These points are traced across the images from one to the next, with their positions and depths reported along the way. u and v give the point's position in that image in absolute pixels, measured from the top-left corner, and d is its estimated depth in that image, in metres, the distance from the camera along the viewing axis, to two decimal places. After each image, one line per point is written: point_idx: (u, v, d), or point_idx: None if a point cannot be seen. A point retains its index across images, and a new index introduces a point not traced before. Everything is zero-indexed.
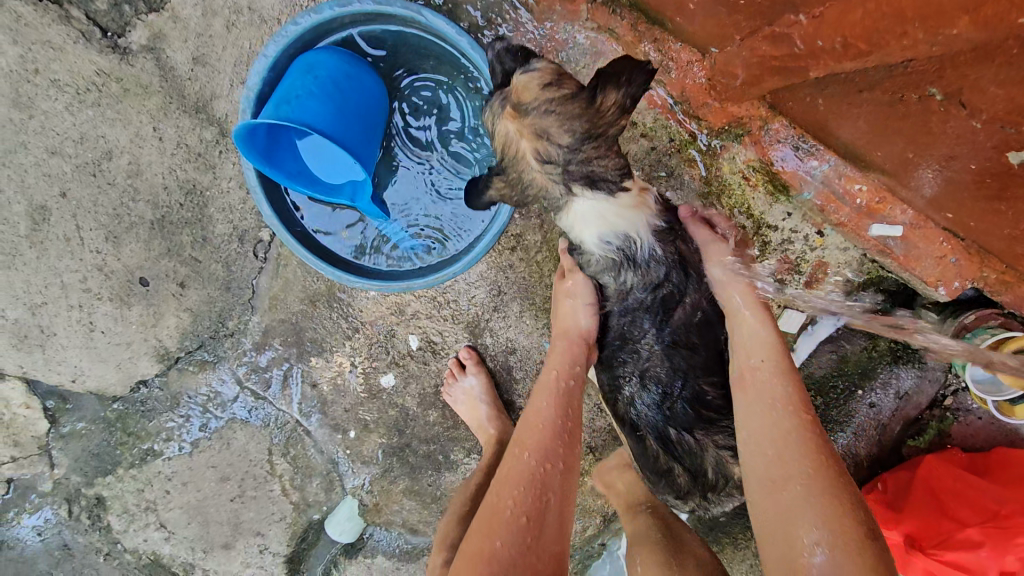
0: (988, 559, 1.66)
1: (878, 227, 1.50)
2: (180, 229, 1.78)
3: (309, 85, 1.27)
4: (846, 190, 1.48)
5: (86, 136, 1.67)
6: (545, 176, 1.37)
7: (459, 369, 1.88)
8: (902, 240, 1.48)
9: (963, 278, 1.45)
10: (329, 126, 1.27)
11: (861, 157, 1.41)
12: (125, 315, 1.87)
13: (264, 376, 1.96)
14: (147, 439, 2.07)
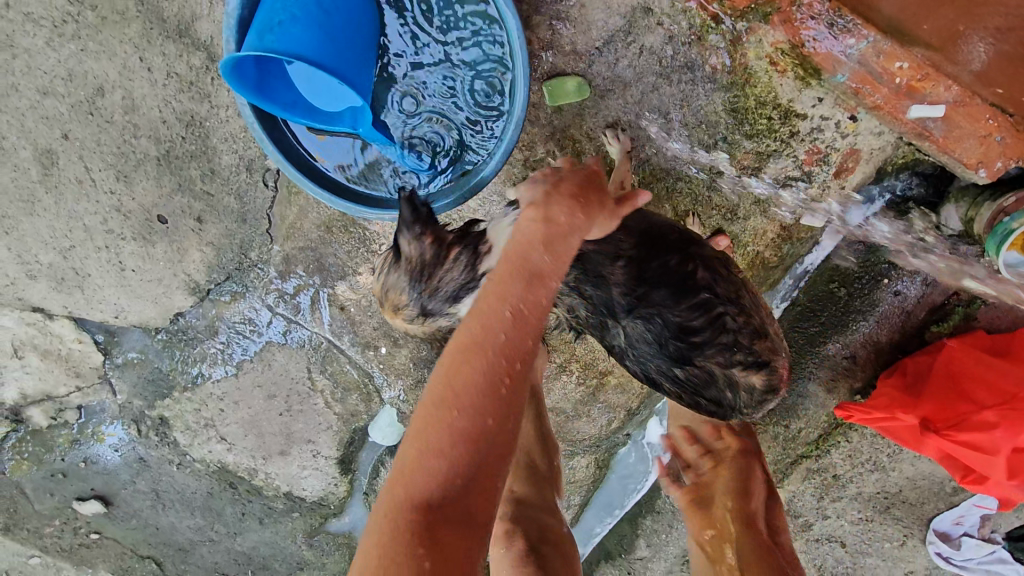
0: (1002, 439, 1.68)
1: (918, 108, 1.40)
2: (187, 163, 1.75)
3: (294, 8, 1.18)
4: (885, 69, 1.37)
5: (74, 73, 1.60)
6: (431, 326, 1.52)
7: None
8: (943, 121, 1.41)
9: (1006, 158, 1.42)
10: (317, 52, 1.20)
11: (904, 34, 1.33)
12: (151, 253, 1.92)
13: (294, 302, 2.03)
14: (194, 364, 2.21)
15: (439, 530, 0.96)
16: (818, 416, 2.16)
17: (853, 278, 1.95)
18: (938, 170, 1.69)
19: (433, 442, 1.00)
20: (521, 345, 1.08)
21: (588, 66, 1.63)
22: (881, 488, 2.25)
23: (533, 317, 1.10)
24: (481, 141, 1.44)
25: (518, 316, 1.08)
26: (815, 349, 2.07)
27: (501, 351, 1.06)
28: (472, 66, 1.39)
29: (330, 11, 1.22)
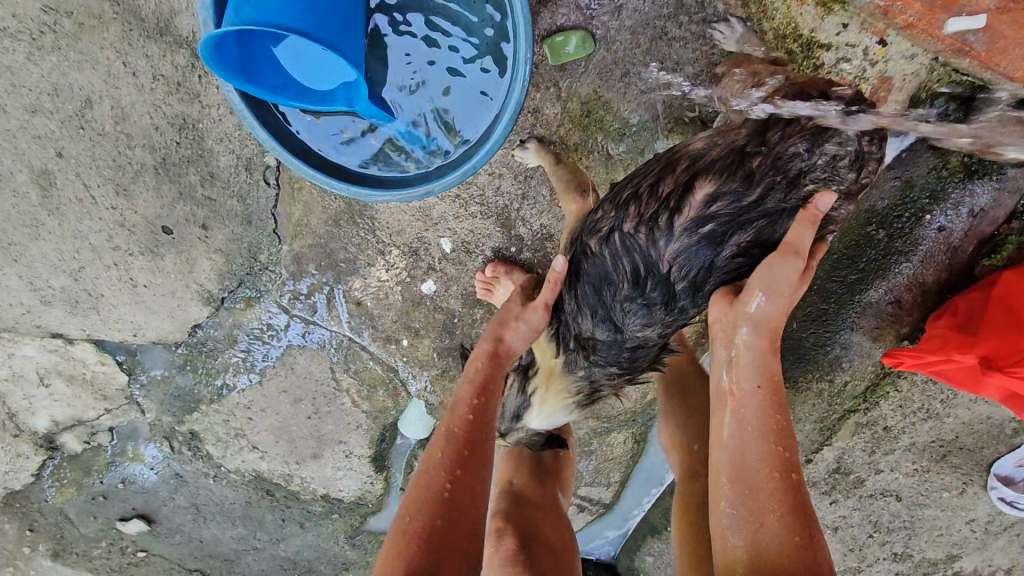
0: None
1: (955, 21, 1.28)
2: (185, 169, 1.70)
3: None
4: None
5: (59, 87, 1.55)
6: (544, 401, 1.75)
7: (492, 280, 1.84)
8: (985, 32, 1.29)
9: None
10: (299, 21, 1.12)
11: None
12: (160, 266, 1.88)
13: (309, 302, 1.97)
14: (218, 375, 2.18)
15: (440, 543, 1.22)
16: (863, 368, 2.06)
17: (893, 219, 1.86)
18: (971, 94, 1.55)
19: (427, 488, 1.30)
20: (472, 451, 1.37)
21: (588, 19, 1.52)
22: (936, 436, 2.14)
23: (477, 426, 1.41)
24: (483, 105, 1.36)
25: (466, 430, 1.40)
26: (854, 298, 1.98)
27: (457, 458, 1.34)
28: (463, 15, 1.32)
29: None
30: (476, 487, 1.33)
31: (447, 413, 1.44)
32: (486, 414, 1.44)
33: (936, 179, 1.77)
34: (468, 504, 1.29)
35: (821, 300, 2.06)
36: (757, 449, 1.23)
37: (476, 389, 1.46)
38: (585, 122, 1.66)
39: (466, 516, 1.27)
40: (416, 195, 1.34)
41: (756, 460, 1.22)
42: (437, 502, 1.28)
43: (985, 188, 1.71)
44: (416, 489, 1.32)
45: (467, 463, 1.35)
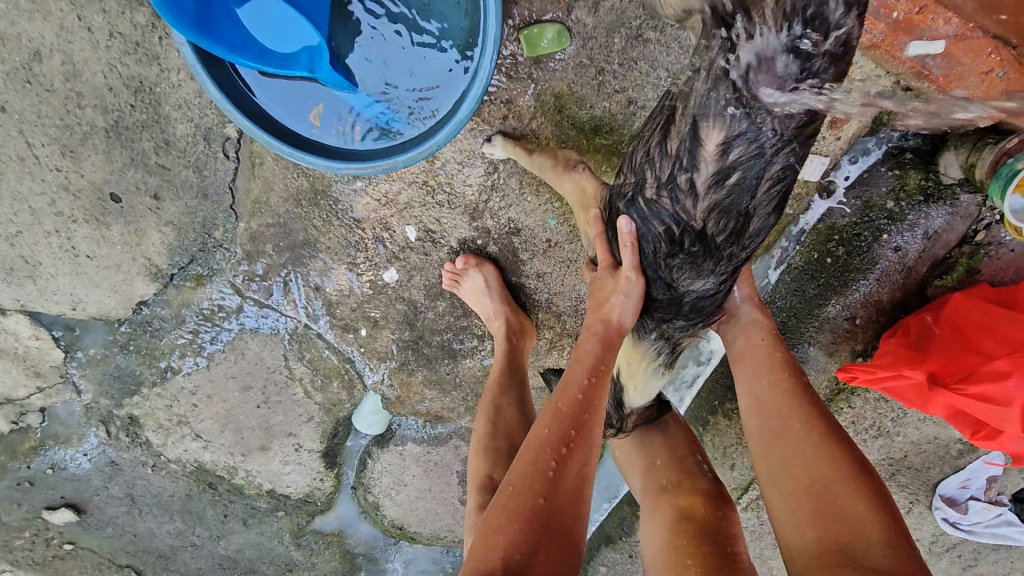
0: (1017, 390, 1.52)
1: (916, 45, 1.46)
2: (138, 134, 1.62)
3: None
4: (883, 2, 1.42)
5: (6, 36, 1.46)
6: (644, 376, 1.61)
7: (458, 273, 1.81)
8: (942, 57, 1.45)
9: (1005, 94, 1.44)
10: None
11: None
12: (106, 236, 1.78)
13: (265, 284, 1.90)
14: (163, 358, 2.07)
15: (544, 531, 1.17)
16: (818, 382, 2.08)
17: (851, 237, 1.92)
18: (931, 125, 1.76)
19: (528, 474, 1.24)
20: (580, 439, 1.29)
21: (565, 12, 1.52)
22: (885, 454, 2.19)
23: (588, 415, 1.33)
24: (455, 79, 1.32)
25: (577, 416, 1.32)
26: (813, 314, 2.01)
27: (559, 442, 1.28)
28: None
29: None
30: (581, 481, 1.27)
31: (558, 391, 1.37)
32: (598, 401, 1.36)
33: (894, 200, 1.85)
34: (570, 495, 1.24)
35: (781, 314, 2.08)
36: (779, 386, 1.38)
37: (588, 366, 1.39)
38: (558, 117, 1.64)
39: (567, 506, 1.22)
40: (377, 168, 1.31)
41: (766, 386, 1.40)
42: (537, 482, 1.23)
43: (939, 211, 1.80)
44: (521, 466, 1.26)
45: (574, 455, 1.27)
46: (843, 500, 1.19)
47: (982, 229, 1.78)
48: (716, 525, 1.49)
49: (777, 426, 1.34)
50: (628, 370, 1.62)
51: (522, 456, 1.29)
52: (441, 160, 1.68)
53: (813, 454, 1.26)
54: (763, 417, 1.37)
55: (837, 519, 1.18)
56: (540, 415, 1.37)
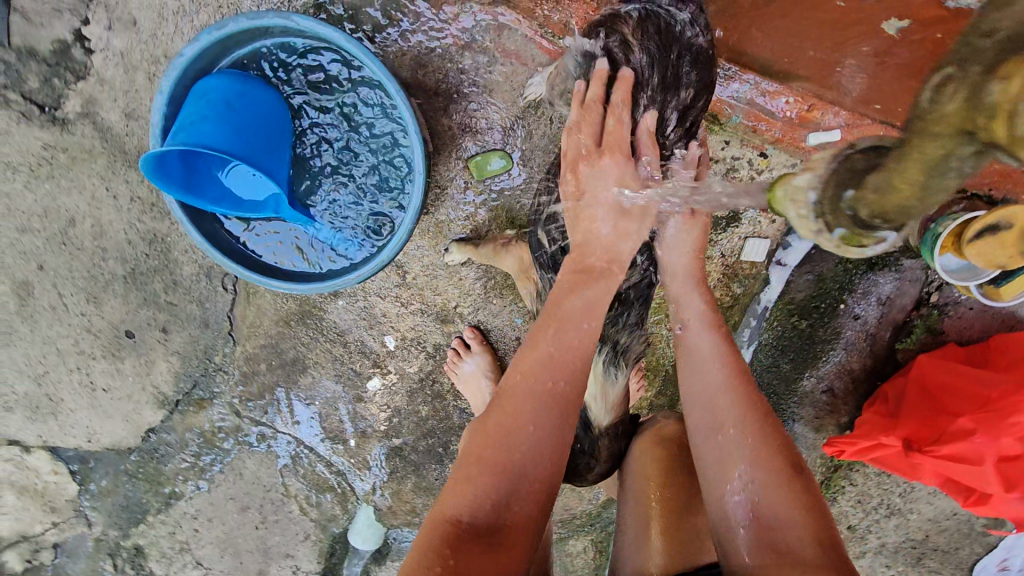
0: (985, 446, 1.54)
1: (815, 135, 1.64)
2: (151, 278, 1.88)
3: (202, 110, 1.20)
4: (773, 104, 1.62)
5: (48, 209, 1.78)
6: (598, 383, 1.54)
7: (463, 349, 1.92)
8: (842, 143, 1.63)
9: None
10: (232, 147, 1.20)
11: (777, 70, 1.56)
12: (120, 369, 1.98)
13: (260, 402, 2.03)
14: (167, 483, 2.16)
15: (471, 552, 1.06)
16: (812, 461, 2.02)
17: (812, 309, 1.96)
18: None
19: (472, 489, 1.14)
20: (572, 390, 1.25)
21: (506, 141, 1.75)
22: (904, 535, 2.05)
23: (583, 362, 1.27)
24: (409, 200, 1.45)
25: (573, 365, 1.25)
26: (791, 389, 2.02)
27: (521, 453, 1.17)
28: (377, 130, 1.41)
29: (238, 108, 1.23)
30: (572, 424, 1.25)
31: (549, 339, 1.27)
32: (590, 350, 1.31)
33: (843, 271, 1.89)
34: (561, 447, 1.21)
35: (760, 392, 2.08)
36: (716, 374, 1.31)
37: (562, 365, 1.26)
38: (510, 227, 1.82)
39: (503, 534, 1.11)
40: (333, 287, 1.35)
41: (713, 384, 1.30)
42: (524, 436, 1.19)
43: (887, 278, 1.86)
44: (462, 479, 1.17)
45: (568, 407, 1.24)
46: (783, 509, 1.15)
47: (934, 291, 1.84)
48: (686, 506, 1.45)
49: (715, 425, 1.28)
50: (581, 383, 1.56)
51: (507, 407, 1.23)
52: (410, 274, 1.87)
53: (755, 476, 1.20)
54: (706, 413, 1.30)
55: (777, 528, 1.14)
56: (521, 373, 1.27)
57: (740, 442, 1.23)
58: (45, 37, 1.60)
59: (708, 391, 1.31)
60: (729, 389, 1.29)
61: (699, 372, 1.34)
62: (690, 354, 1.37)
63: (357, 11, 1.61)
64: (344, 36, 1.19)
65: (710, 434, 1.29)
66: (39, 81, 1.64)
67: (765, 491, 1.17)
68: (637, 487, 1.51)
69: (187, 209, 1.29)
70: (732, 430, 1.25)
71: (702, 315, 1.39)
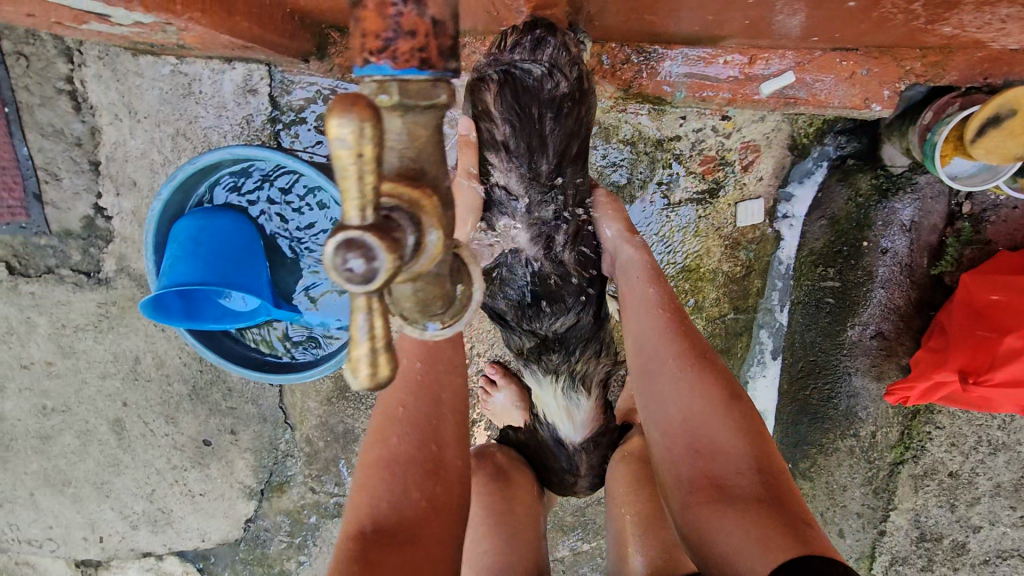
0: None
1: (768, 83, 1.57)
2: (210, 390, 2.12)
3: (177, 252, 1.38)
4: (714, 67, 1.57)
5: (116, 354, 2.07)
6: (563, 406, 1.68)
7: (490, 384, 1.96)
8: (800, 82, 1.56)
9: (888, 84, 1.51)
10: (207, 276, 1.37)
11: (707, 38, 1.51)
12: (208, 473, 2.23)
13: (329, 476, 2.21)
14: (275, 564, 2.38)
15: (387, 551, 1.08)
16: (884, 412, 1.85)
17: (835, 254, 1.84)
18: (858, 123, 1.73)
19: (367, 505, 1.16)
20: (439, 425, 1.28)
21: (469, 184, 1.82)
22: (1019, 469, 1.82)
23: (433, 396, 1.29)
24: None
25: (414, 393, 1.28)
26: (837, 343, 1.88)
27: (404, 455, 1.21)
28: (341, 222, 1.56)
29: (206, 241, 1.40)
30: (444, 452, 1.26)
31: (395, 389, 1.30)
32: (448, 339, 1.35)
33: (856, 207, 1.77)
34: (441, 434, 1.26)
35: (805, 352, 1.97)
36: (654, 319, 1.39)
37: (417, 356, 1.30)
38: None
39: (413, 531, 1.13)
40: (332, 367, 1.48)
41: (650, 327, 1.38)
42: (402, 477, 1.19)
43: (905, 202, 1.71)
44: (360, 497, 1.19)
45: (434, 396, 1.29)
46: (720, 435, 1.22)
47: (964, 201, 1.67)
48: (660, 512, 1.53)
49: (650, 364, 1.35)
50: (548, 407, 1.71)
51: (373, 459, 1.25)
52: None
53: (712, 418, 1.24)
54: (644, 358, 1.37)
55: (714, 454, 1.20)
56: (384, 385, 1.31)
57: (681, 374, 1.30)
58: (75, 218, 1.90)
59: (643, 333, 1.39)
60: (666, 329, 1.37)
61: (641, 315, 1.41)
62: (630, 308, 1.45)
63: (305, 112, 1.77)
64: (268, 151, 1.34)
65: (648, 371, 1.35)
66: (81, 254, 1.94)
67: (703, 424, 1.24)
68: (612, 508, 1.62)
69: (196, 336, 1.47)
70: (672, 357, 1.33)
71: (645, 270, 1.47)
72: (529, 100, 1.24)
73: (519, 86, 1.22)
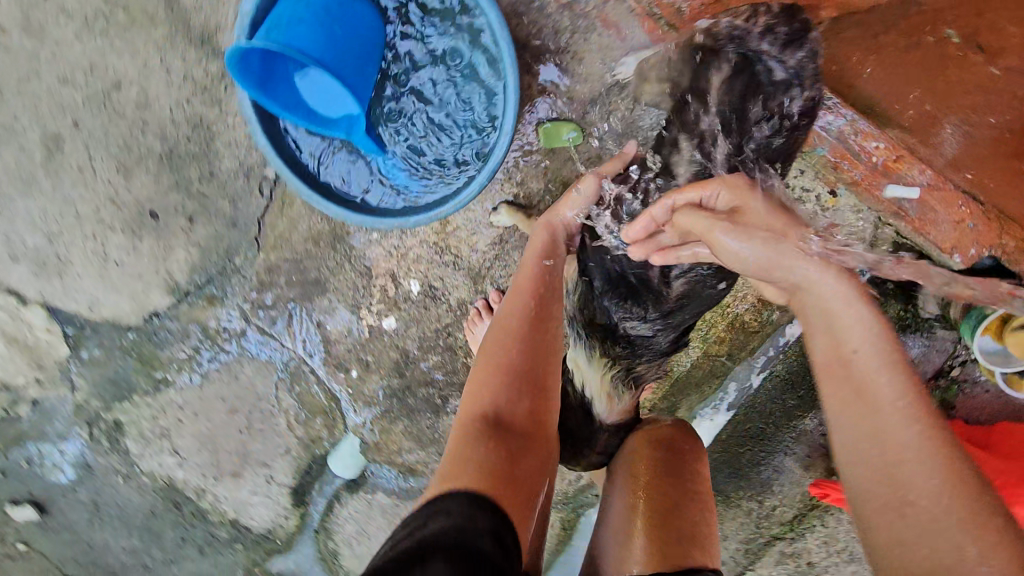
0: None
1: (893, 188, 1.52)
2: (187, 163, 1.80)
3: (299, 12, 1.28)
4: (862, 147, 1.49)
5: (95, 66, 1.68)
6: (607, 386, 1.59)
7: (485, 311, 1.88)
8: (918, 203, 1.52)
9: (979, 245, 1.53)
10: (320, 52, 1.28)
11: (878, 113, 1.49)
12: (136, 246, 1.92)
13: (270, 314, 2.01)
14: (159, 369, 2.15)
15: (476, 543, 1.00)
16: (793, 496, 2.07)
17: None
18: None
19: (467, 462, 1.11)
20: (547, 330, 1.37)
21: (583, 115, 1.67)
22: None
23: (550, 328, 1.38)
24: (478, 150, 1.51)
25: (526, 344, 1.31)
26: (792, 425, 2.03)
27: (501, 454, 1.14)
28: (464, 83, 1.47)
29: (334, 18, 1.31)
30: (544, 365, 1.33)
31: (525, 289, 1.40)
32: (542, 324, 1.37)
33: None
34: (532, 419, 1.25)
35: (760, 419, 2.07)
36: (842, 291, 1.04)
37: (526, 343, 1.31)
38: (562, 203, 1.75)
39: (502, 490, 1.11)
40: (388, 221, 1.42)
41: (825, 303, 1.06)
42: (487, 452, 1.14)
43: (917, 341, 1.84)
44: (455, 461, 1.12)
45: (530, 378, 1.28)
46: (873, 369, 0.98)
47: (958, 365, 1.82)
48: (678, 506, 1.18)
49: (844, 368, 1.01)
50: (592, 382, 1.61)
51: (485, 362, 1.31)
52: (452, 224, 1.82)
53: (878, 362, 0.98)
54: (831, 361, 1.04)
55: (890, 464, 0.95)
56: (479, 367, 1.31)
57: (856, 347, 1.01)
58: None
59: (823, 313, 1.06)
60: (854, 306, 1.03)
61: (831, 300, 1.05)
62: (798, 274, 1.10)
63: None
64: None
65: (837, 366, 1.02)
66: None
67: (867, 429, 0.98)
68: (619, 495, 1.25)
69: (258, 107, 1.37)
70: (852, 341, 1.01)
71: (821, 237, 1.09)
72: (757, 97, 1.37)
73: (755, 78, 1.36)
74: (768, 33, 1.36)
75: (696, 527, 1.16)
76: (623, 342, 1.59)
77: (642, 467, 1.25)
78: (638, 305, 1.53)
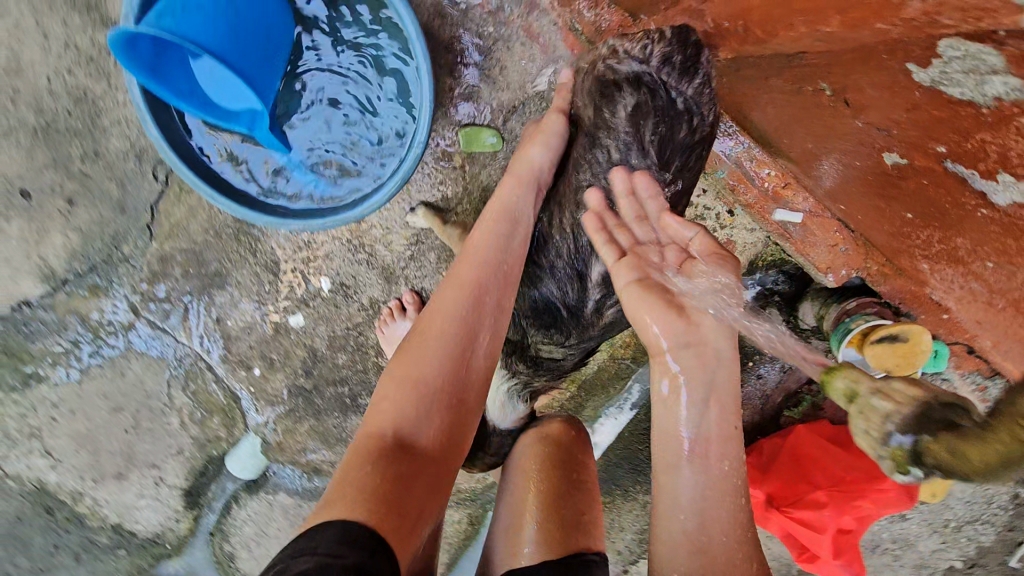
0: (830, 518, 1.81)
1: (781, 213, 1.48)
2: (67, 139, 1.71)
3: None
4: (756, 173, 1.45)
5: None
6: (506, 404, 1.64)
7: (398, 311, 1.85)
8: (801, 227, 1.49)
9: (849, 267, 1.49)
10: (219, 45, 1.31)
11: (770, 143, 1.44)
12: (4, 229, 1.77)
13: (163, 307, 1.89)
14: (30, 363, 1.95)
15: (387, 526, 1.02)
16: None
17: None
18: (800, 274, 1.90)
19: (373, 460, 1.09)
20: (487, 297, 1.28)
21: (502, 121, 1.71)
22: None
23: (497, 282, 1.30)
24: (387, 159, 1.60)
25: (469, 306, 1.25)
26: None
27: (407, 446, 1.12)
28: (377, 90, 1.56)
29: (240, 11, 1.33)
30: (485, 333, 1.28)
31: (468, 257, 1.32)
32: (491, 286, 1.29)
33: None
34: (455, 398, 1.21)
35: None
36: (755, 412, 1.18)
37: (469, 314, 1.25)
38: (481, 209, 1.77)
39: (418, 486, 1.10)
40: (290, 224, 1.50)
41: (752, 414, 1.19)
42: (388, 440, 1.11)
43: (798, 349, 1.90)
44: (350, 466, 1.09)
45: (464, 342, 1.23)
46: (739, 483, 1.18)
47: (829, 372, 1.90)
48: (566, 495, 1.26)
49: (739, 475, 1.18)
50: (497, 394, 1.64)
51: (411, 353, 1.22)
52: (366, 223, 1.81)
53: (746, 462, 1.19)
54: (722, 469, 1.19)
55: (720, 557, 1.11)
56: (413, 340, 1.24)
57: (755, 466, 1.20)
58: None
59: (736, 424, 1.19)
60: None
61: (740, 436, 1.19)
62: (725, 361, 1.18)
63: None
64: None
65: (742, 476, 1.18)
66: None
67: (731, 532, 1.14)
68: (516, 484, 1.32)
69: (148, 93, 1.40)
70: None
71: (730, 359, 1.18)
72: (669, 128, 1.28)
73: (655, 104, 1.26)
74: (664, 62, 1.26)
75: (579, 516, 1.24)
76: (532, 361, 1.69)
77: (533, 462, 1.32)
78: (556, 332, 1.59)
